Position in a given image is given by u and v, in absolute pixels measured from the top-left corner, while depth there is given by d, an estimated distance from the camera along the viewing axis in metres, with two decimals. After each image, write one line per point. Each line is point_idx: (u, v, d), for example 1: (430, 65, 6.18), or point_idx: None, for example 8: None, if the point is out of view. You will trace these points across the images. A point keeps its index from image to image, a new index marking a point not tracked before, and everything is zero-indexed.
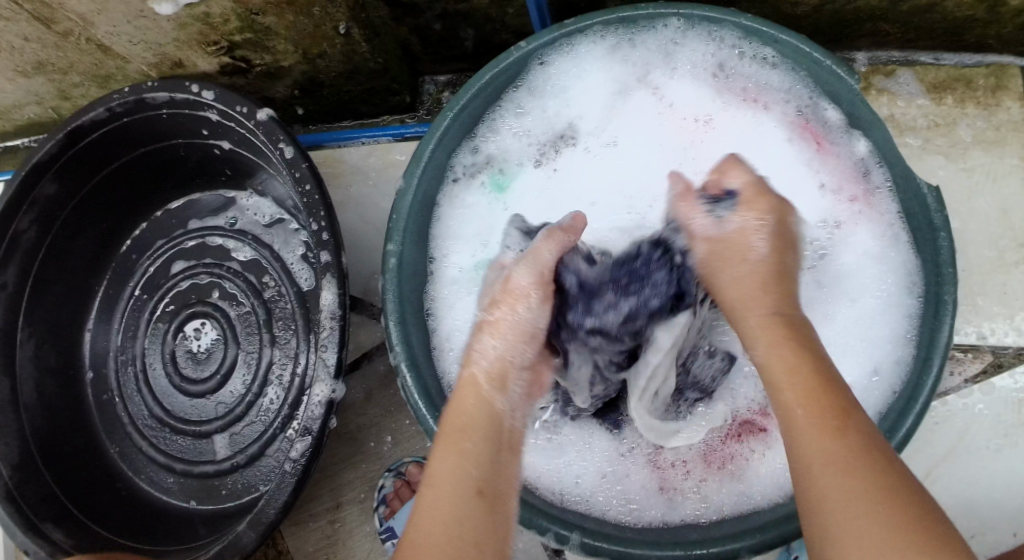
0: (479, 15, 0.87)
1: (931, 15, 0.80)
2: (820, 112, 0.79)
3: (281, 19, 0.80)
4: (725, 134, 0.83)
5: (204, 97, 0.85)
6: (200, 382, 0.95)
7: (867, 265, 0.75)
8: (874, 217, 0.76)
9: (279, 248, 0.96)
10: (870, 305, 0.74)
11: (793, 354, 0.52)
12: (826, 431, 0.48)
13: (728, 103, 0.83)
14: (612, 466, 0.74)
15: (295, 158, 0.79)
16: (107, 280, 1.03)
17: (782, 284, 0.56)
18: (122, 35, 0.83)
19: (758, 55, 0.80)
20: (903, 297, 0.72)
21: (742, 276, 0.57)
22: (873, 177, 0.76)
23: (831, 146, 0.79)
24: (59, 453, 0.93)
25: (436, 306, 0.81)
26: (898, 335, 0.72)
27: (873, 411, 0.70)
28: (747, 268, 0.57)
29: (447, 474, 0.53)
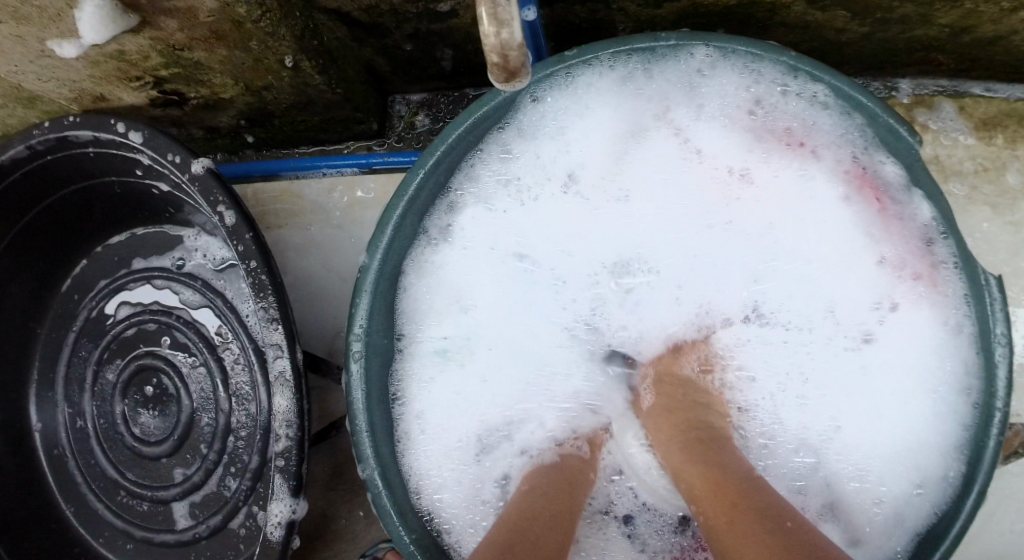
0: (457, 35, 0.74)
1: (993, 48, 0.66)
2: (877, 166, 0.67)
3: (213, 54, 0.65)
4: (767, 191, 0.70)
5: (132, 140, 0.73)
6: (156, 444, 0.87)
7: (922, 359, 0.65)
8: (939, 300, 0.64)
9: (232, 298, 0.86)
10: (921, 406, 0.65)
11: (690, 471, 0.56)
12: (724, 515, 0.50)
13: (768, 150, 0.70)
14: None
15: (237, 225, 0.67)
16: (49, 323, 0.93)
17: (671, 419, 0.62)
18: (28, 72, 0.69)
19: (807, 93, 0.67)
20: (955, 401, 0.64)
21: (656, 424, 0.64)
22: (936, 249, 0.64)
23: (892, 207, 0.66)
24: (9, 519, 0.86)
25: (415, 392, 0.71)
26: (948, 447, 0.63)
27: (911, 529, 0.63)
28: (654, 416, 0.64)
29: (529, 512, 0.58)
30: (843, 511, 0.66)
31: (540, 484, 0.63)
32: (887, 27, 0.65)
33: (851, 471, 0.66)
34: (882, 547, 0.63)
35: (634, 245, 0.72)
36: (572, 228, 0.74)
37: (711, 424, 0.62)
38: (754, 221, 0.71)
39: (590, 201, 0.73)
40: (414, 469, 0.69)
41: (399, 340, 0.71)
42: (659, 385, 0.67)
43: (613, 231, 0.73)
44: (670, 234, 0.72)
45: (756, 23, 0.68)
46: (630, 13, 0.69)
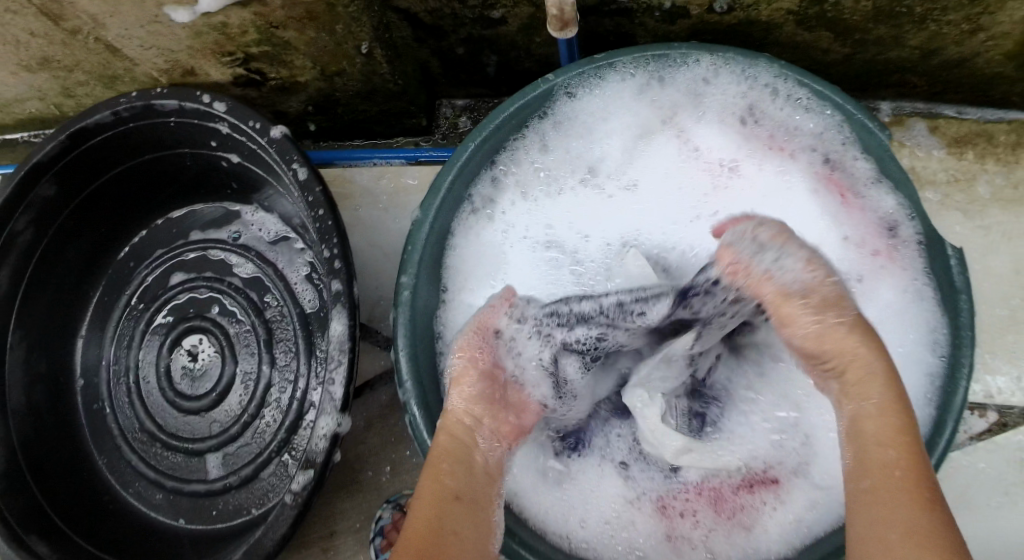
0: (503, 42, 0.86)
1: (959, 70, 0.79)
2: (847, 167, 0.78)
3: (301, 35, 0.77)
4: (750, 184, 0.81)
5: (215, 109, 0.82)
6: (195, 400, 0.93)
7: (890, 320, 0.74)
8: (897, 271, 0.75)
9: (282, 267, 0.95)
10: (889, 360, 0.73)
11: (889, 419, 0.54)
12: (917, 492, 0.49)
13: (753, 152, 0.81)
14: (617, 512, 0.73)
15: (309, 179, 0.76)
16: (102, 287, 1.00)
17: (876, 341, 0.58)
18: (134, 39, 0.80)
19: (793, 96, 0.78)
20: (928, 357, 0.71)
21: (839, 341, 0.58)
22: (900, 230, 0.75)
23: (857, 199, 0.77)
24: (46, 463, 0.91)
25: (451, 339, 0.79)
26: (920, 396, 0.71)
27: None
28: (839, 336, 0.59)
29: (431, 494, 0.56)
30: None
31: (443, 451, 0.60)
32: (866, 48, 0.78)
33: None
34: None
35: (632, 226, 0.83)
36: (587, 208, 0.84)
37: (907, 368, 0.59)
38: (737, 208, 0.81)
39: (603, 190, 0.84)
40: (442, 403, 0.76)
41: (442, 292, 0.80)
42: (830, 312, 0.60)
43: (621, 212, 0.83)
44: (670, 214, 0.83)
45: (756, 41, 0.81)
46: (651, 28, 0.81)
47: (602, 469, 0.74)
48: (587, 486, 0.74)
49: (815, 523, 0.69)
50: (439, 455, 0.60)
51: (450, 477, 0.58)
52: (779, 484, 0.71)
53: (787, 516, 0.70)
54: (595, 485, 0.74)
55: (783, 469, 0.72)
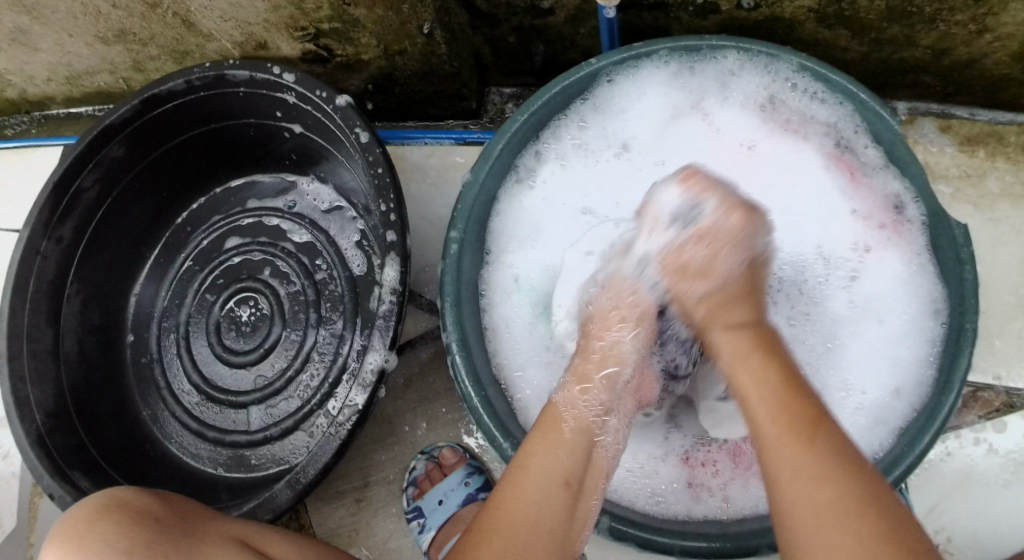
0: (551, 32, 0.93)
1: (971, 70, 0.86)
2: (857, 148, 0.85)
3: (371, 13, 0.84)
4: (767, 160, 0.89)
5: (284, 80, 0.89)
6: (243, 354, 0.98)
7: (897, 289, 0.81)
8: (902, 244, 0.82)
9: (334, 234, 1.00)
10: (896, 327, 0.80)
11: (755, 366, 0.58)
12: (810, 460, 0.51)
13: (771, 132, 0.88)
14: (642, 461, 0.79)
15: (370, 142, 0.82)
16: (158, 249, 1.06)
17: (723, 296, 0.63)
18: (216, 10, 0.87)
19: (810, 90, 0.85)
20: (926, 322, 0.78)
21: (715, 306, 0.63)
22: (906, 210, 0.82)
23: (865, 177, 0.84)
24: (93, 407, 0.95)
25: (494, 294, 0.86)
26: (922, 358, 0.78)
27: (892, 427, 0.77)
28: (716, 296, 0.63)
29: (528, 486, 0.57)
30: (843, 416, 0.79)
31: (548, 439, 0.60)
32: (882, 47, 0.85)
33: (841, 379, 0.81)
34: (871, 442, 0.77)
35: None
36: (618, 182, 0.90)
37: (723, 306, 0.63)
38: (757, 181, 0.88)
39: (635, 164, 0.91)
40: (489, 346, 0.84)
41: (486, 253, 0.86)
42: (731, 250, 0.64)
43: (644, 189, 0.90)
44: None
45: (781, 38, 0.88)
46: (685, 22, 0.89)
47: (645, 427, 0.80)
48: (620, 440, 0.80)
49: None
50: (546, 442, 0.60)
51: (563, 457, 0.59)
52: None
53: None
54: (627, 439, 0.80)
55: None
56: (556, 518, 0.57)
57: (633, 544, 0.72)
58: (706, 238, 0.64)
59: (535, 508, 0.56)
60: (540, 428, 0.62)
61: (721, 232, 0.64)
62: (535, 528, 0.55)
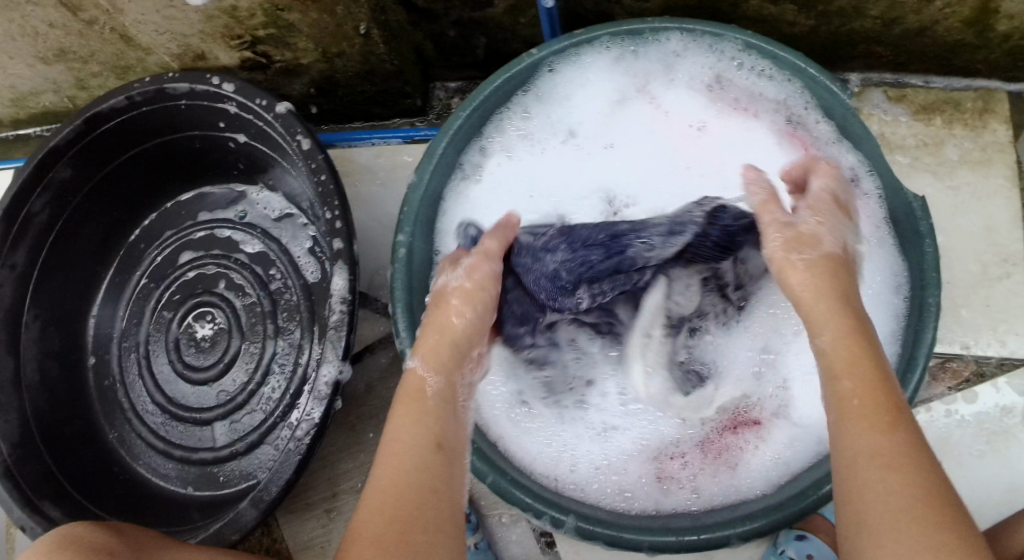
0: (491, 25, 0.91)
1: (922, 39, 0.84)
2: (809, 123, 0.83)
3: (305, 17, 0.82)
4: (717, 137, 0.87)
5: (223, 90, 0.88)
6: (203, 370, 0.97)
7: (861, 265, 0.78)
8: (863, 218, 0.79)
9: (286, 242, 0.99)
10: (860, 304, 0.77)
11: (849, 350, 0.53)
12: (885, 435, 0.48)
13: (721, 110, 0.87)
14: (608, 458, 0.77)
15: (311, 149, 0.81)
16: (114, 268, 1.05)
17: (833, 281, 0.57)
18: (150, 24, 0.85)
19: (755, 67, 0.84)
20: (890, 297, 0.76)
21: (818, 278, 0.57)
22: (862, 184, 0.79)
23: (820, 152, 0.82)
24: (58, 432, 0.94)
25: None
26: (886, 334, 0.76)
27: None
28: (824, 269, 0.58)
29: (403, 458, 0.54)
30: (807, 399, 0.76)
31: (410, 402, 0.58)
32: (830, 20, 0.84)
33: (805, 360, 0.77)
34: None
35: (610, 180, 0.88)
36: (567, 169, 0.89)
37: (834, 292, 0.56)
38: (710, 160, 0.86)
39: (584, 150, 0.89)
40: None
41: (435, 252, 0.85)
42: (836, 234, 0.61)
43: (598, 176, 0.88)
44: (649, 175, 0.87)
45: (727, 16, 0.87)
46: (627, 6, 0.87)
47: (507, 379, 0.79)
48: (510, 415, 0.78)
49: (791, 459, 0.74)
50: (406, 409, 0.58)
51: (431, 422, 0.57)
52: (761, 426, 0.76)
53: (765, 453, 0.75)
54: (523, 417, 0.79)
55: (763, 412, 0.77)
56: (433, 482, 0.54)
57: (600, 543, 0.69)
58: (821, 219, 0.61)
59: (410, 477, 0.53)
60: (403, 397, 0.59)
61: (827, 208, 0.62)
62: (416, 496, 0.52)
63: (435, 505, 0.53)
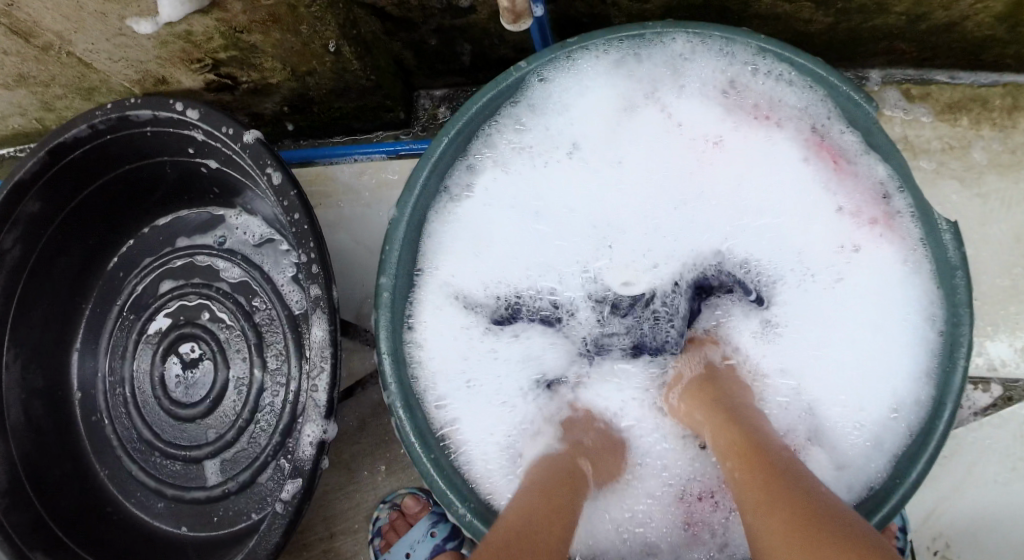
0: (475, 30, 0.84)
1: (949, 35, 0.76)
2: (835, 134, 0.75)
3: (268, 38, 0.75)
4: (737, 155, 0.78)
5: (188, 117, 0.81)
6: (191, 406, 0.94)
7: (890, 291, 0.73)
8: (896, 241, 0.73)
9: (269, 269, 0.94)
10: (893, 336, 0.73)
11: (725, 437, 0.60)
12: (760, 483, 0.52)
13: (739, 122, 0.78)
14: (631, 506, 0.73)
15: (283, 184, 0.75)
16: (94, 298, 1.01)
17: (704, 393, 0.68)
18: (102, 52, 0.78)
19: (774, 71, 0.76)
20: (924, 328, 0.71)
21: (692, 395, 0.69)
22: (892, 201, 0.73)
23: (849, 166, 0.75)
24: (48, 475, 0.91)
25: (432, 325, 0.78)
26: (919, 370, 0.71)
27: (888, 449, 0.71)
28: (691, 389, 0.70)
29: (536, 526, 0.54)
30: (835, 436, 0.73)
31: (553, 491, 0.59)
32: (848, 17, 0.75)
33: (833, 393, 0.74)
34: (868, 467, 0.71)
35: (614, 207, 0.81)
36: (567, 188, 0.82)
37: (711, 400, 0.66)
38: (722, 180, 0.79)
39: (588, 167, 0.81)
40: (429, 393, 0.76)
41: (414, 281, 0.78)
42: (691, 358, 0.75)
43: (599, 201, 0.81)
44: (659, 196, 0.80)
45: (734, 15, 0.79)
46: (623, 7, 0.79)
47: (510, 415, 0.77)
48: (509, 478, 0.74)
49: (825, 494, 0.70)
50: (543, 495, 0.58)
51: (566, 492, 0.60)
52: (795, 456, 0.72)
53: None
54: None
55: (797, 438, 0.73)
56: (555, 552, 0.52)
57: None
58: (688, 361, 0.74)
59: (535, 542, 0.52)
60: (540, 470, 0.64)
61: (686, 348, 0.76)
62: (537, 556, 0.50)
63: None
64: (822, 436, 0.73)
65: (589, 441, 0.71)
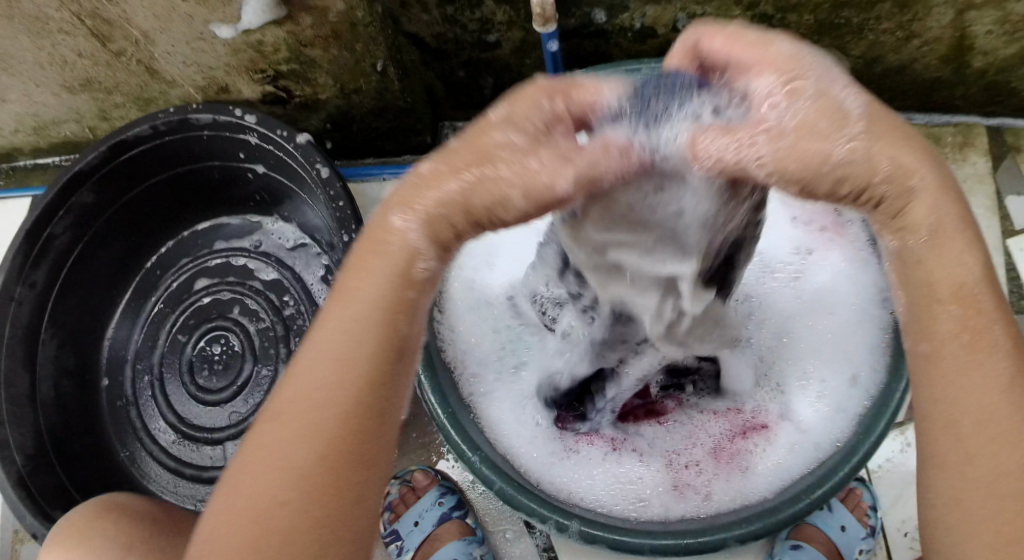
0: (499, 64, 0.97)
1: (901, 76, 0.91)
2: None
3: (326, 54, 0.87)
4: None
5: (246, 121, 0.91)
6: (216, 392, 1.00)
7: (846, 283, 0.79)
8: (844, 243, 0.80)
9: (299, 270, 1.03)
10: (847, 317, 0.77)
11: (954, 255, 0.45)
12: (998, 384, 0.45)
13: None
14: (620, 470, 0.76)
15: (330, 177, 0.85)
16: (130, 292, 1.07)
17: (890, 135, 0.42)
18: (178, 55, 0.89)
19: None
20: (877, 312, 0.76)
21: (813, 117, 0.39)
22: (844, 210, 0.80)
23: None
24: (69, 449, 0.95)
25: (457, 315, 0.83)
26: (868, 345, 0.75)
27: (849, 415, 0.73)
28: (874, 125, 0.42)
29: (327, 381, 0.45)
30: (803, 408, 0.77)
31: (358, 293, 0.46)
32: None
33: (799, 371, 0.78)
34: (831, 433, 0.73)
35: None
36: None
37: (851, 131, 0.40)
38: None
39: None
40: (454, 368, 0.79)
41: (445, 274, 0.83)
42: (754, 54, 0.41)
43: None
44: None
45: None
46: (626, 48, 0.93)
47: (529, 394, 0.80)
48: (517, 434, 0.77)
49: (795, 465, 0.73)
50: (335, 321, 0.46)
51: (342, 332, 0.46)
52: (767, 430, 0.77)
53: (772, 457, 0.75)
54: (540, 431, 0.78)
55: (768, 416, 0.78)
56: (372, 398, 0.46)
57: (604, 547, 0.68)
58: (802, 76, 0.40)
59: (312, 424, 0.45)
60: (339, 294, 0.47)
61: (764, 57, 0.41)
62: (325, 427, 0.45)
63: (357, 431, 0.45)
64: (791, 412, 0.77)
65: (444, 156, 0.43)
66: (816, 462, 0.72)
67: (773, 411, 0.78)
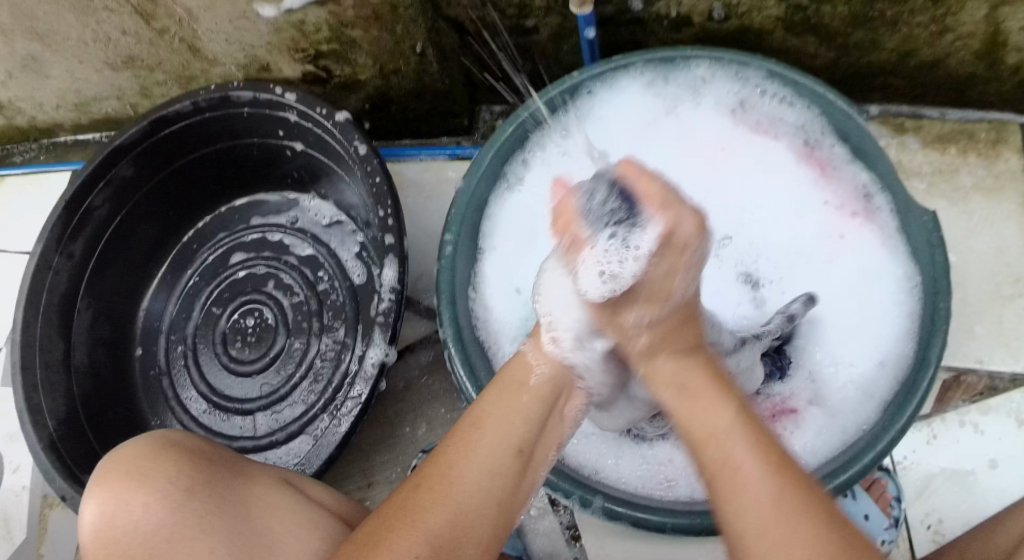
0: (536, 52, 0.98)
1: (935, 71, 0.91)
2: (824, 146, 0.86)
3: (367, 34, 0.89)
4: (738, 162, 0.90)
5: (286, 99, 0.92)
6: (249, 363, 1.02)
7: (873, 269, 0.82)
8: (873, 231, 0.83)
9: (334, 246, 1.05)
10: (874, 306, 0.81)
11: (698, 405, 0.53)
12: (776, 505, 0.45)
13: (746, 135, 0.90)
14: (649, 450, 0.78)
15: (368, 154, 0.86)
16: (165, 266, 1.10)
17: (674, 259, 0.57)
18: (221, 33, 0.92)
19: (777, 95, 0.87)
20: (905, 305, 0.79)
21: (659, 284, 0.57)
22: (874, 199, 0.83)
23: (833, 171, 0.86)
24: (103, 415, 0.98)
25: (492, 290, 0.88)
26: (897, 334, 0.79)
27: (876, 400, 0.77)
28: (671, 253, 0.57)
29: (465, 471, 0.53)
30: (833, 390, 0.80)
31: (504, 403, 0.58)
32: (849, 52, 0.91)
33: (828, 355, 0.81)
34: (857, 415, 0.77)
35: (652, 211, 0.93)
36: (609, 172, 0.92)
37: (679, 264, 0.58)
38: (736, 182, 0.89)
39: None
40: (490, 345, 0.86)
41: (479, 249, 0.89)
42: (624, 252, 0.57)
43: None
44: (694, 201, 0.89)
45: (751, 49, 0.94)
46: (661, 37, 0.94)
47: None
48: None
49: (823, 447, 0.76)
50: (486, 423, 0.56)
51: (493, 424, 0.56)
52: (797, 413, 0.79)
53: (799, 440, 0.78)
54: None
55: (798, 401, 0.80)
56: (495, 492, 0.53)
57: (626, 523, 0.70)
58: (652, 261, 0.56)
59: (470, 507, 0.52)
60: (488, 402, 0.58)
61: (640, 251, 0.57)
62: (474, 522, 0.51)
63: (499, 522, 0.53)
64: (822, 397, 0.80)
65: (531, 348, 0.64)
66: (842, 445, 0.76)
67: (802, 394, 0.81)
